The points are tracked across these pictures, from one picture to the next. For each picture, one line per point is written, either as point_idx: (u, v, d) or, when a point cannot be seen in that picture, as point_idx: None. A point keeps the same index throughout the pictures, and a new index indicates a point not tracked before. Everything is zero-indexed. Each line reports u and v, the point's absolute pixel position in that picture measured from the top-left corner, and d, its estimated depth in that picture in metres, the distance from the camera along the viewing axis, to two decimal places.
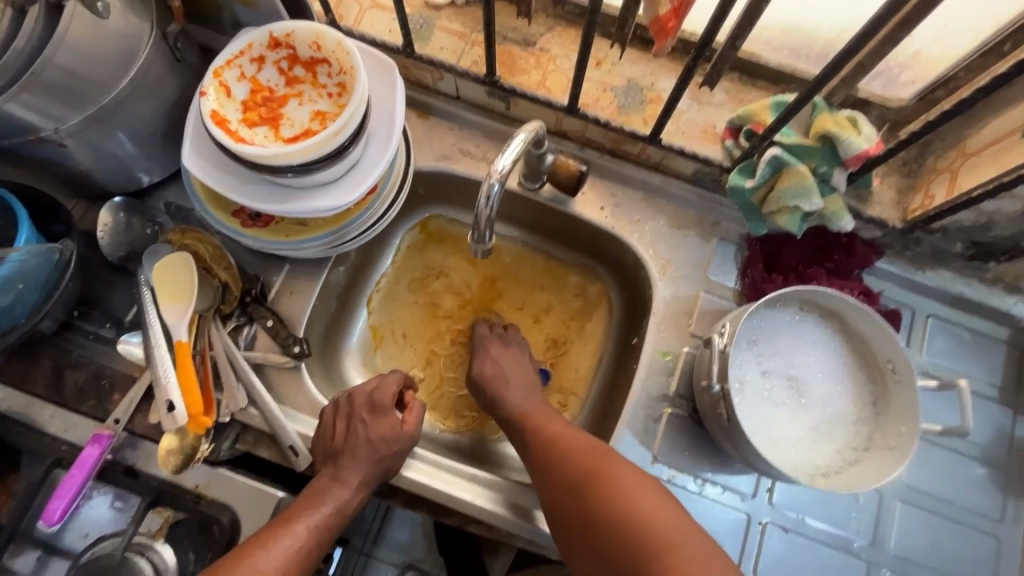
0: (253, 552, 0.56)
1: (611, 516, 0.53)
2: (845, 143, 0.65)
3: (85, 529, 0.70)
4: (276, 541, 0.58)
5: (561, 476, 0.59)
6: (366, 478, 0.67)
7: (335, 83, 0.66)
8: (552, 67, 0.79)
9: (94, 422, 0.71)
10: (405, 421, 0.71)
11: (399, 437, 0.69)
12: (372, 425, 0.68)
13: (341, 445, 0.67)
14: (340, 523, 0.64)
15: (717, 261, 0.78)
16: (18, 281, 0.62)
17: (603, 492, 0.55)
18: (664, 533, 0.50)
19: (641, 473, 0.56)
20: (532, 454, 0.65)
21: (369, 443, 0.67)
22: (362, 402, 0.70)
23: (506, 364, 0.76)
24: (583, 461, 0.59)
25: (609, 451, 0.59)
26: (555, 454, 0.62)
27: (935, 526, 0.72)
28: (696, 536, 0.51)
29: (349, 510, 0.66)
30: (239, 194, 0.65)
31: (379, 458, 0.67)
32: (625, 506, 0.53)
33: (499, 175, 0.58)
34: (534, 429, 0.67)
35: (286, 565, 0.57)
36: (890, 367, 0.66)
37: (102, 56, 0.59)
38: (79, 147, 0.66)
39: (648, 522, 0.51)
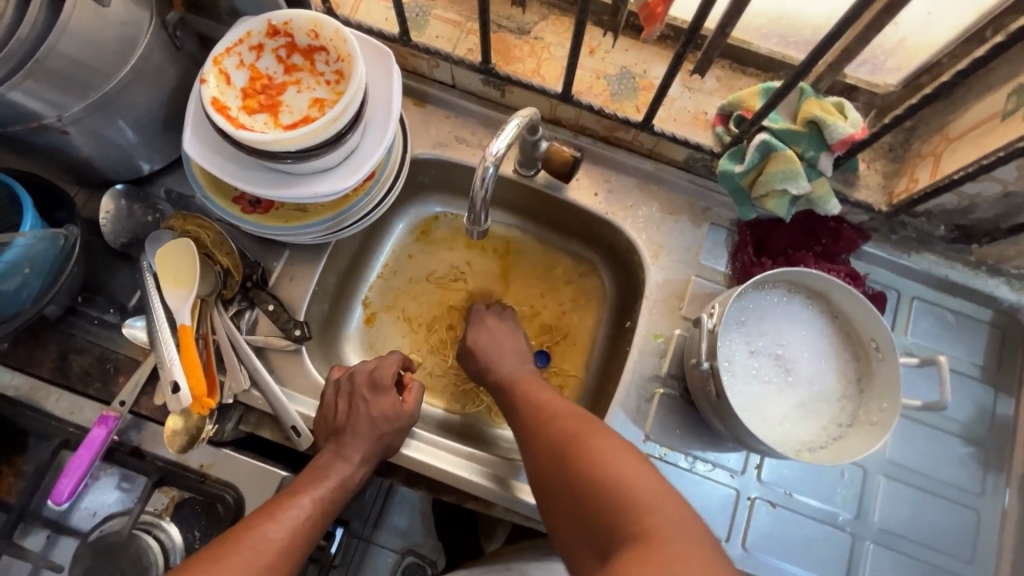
0: (261, 522, 0.58)
1: (591, 479, 0.54)
2: (831, 128, 0.66)
3: (93, 508, 0.72)
4: (281, 513, 0.60)
5: (547, 446, 0.61)
6: (368, 456, 0.68)
7: (333, 71, 0.67)
8: (546, 55, 0.80)
9: (99, 405, 0.73)
10: (405, 400, 0.72)
11: (399, 416, 0.71)
12: (373, 403, 0.70)
13: (343, 422, 0.69)
14: (342, 499, 0.66)
15: (708, 246, 0.80)
16: (25, 265, 0.64)
17: (585, 458, 0.56)
18: (640, 496, 0.51)
19: (624, 442, 0.57)
20: (523, 427, 0.66)
21: (371, 421, 0.69)
22: (363, 381, 0.71)
23: (503, 346, 0.78)
24: (569, 430, 0.60)
25: (595, 422, 0.61)
26: (543, 425, 0.64)
27: (917, 500, 0.74)
28: (673, 500, 0.51)
29: (352, 487, 0.67)
30: (240, 179, 0.66)
31: (380, 435, 0.69)
32: (604, 469, 0.54)
33: (493, 158, 0.59)
34: (527, 401, 0.68)
35: (291, 537, 0.58)
36: (873, 346, 0.68)
37: (103, 44, 0.60)
38: (81, 135, 0.67)
39: (625, 485, 0.52)
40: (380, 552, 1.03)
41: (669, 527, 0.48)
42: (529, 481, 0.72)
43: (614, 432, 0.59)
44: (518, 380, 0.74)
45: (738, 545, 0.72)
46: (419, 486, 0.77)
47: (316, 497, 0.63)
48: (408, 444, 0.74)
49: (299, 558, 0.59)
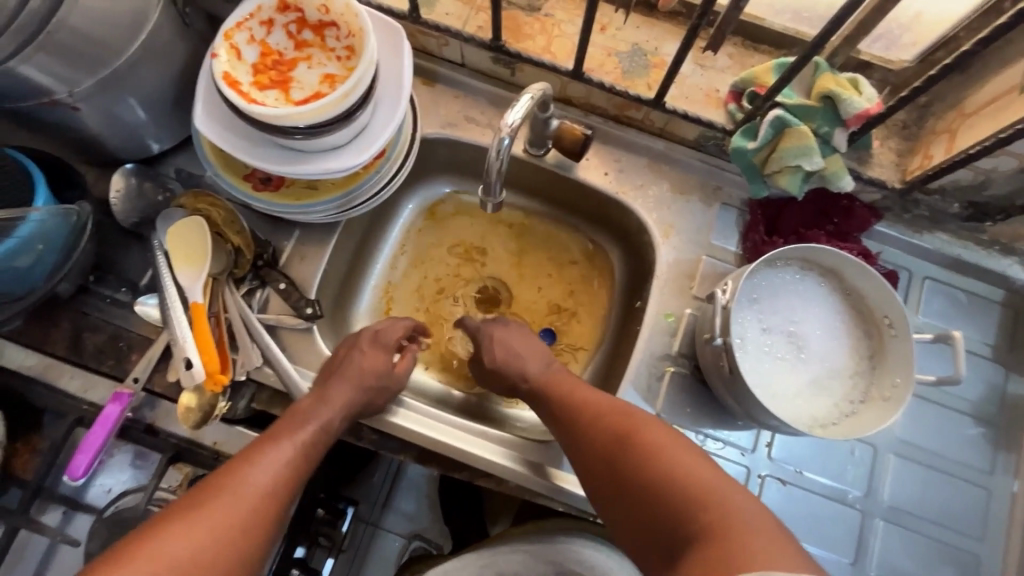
0: (240, 466, 0.56)
1: (648, 474, 0.54)
2: (846, 103, 0.66)
3: (108, 485, 0.76)
4: (262, 455, 0.57)
5: (597, 442, 0.61)
6: (351, 402, 0.66)
7: (343, 46, 0.67)
8: (557, 32, 0.79)
9: (113, 382, 0.72)
10: (398, 364, 0.74)
11: (390, 375, 0.71)
12: (367, 355, 0.70)
13: (334, 369, 0.68)
14: (324, 443, 0.63)
15: (719, 226, 0.80)
16: (38, 243, 0.64)
17: (638, 453, 0.56)
18: (700, 487, 0.51)
19: (673, 434, 0.58)
20: (566, 423, 0.66)
21: (358, 371, 0.68)
22: (367, 336, 0.72)
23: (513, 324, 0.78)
24: (615, 425, 0.61)
25: (641, 415, 0.61)
26: (587, 420, 0.64)
27: (927, 478, 0.74)
28: (732, 487, 0.51)
29: (334, 433, 0.64)
30: (251, 156, 0.66)
31: (366, 386, 0.68)
32: (660, 463, 0.54)
33: (508, 130, 0.59)
34: (566, 394, 0.68)
35: (272, 483, 0.56)
36: (887, 323, 0.68)
37: (113, 18, 0.60)
38: (91, 112, 0.67)
39: (683, 477, 0.52)
40: (387, 537, 1.05)
41: (733, 514, 0.48)
42: (542, 459, 0.73)
43: (661, 424, 0.59)
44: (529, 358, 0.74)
45: None
46: (430, 464, 0.77)
47: (299, 440, 0.61)
48: (397, 412, 0.74)
49: (284, 504, 0.56)
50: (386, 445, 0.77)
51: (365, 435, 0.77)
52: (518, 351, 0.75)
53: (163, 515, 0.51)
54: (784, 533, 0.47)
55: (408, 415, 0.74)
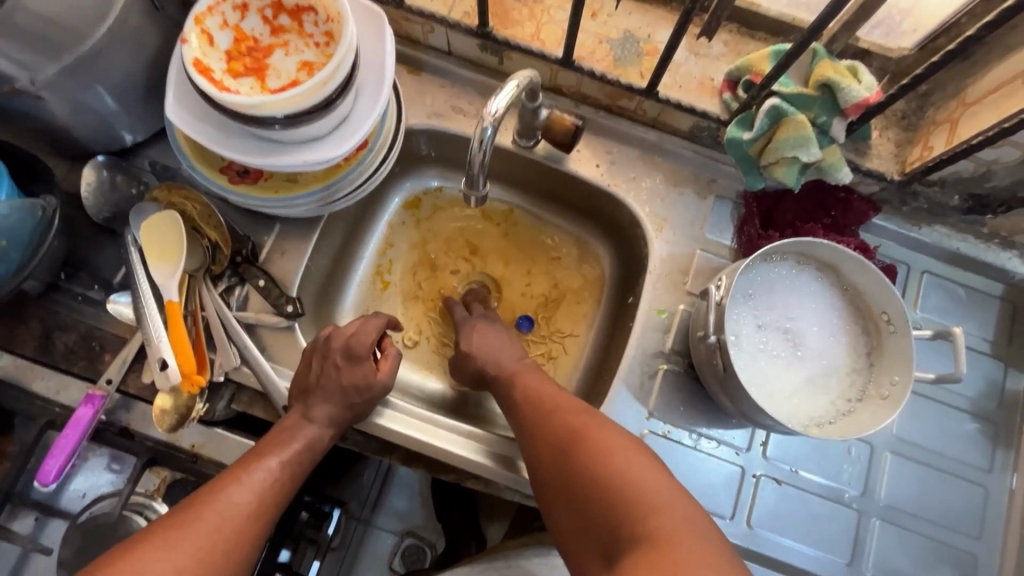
0: (225, 486, 0.56)
1: (598, 476, 0.52)
2: (844, 91, 0.64)
3: (82, 490, 0.71)
4: (246, 475, 0.58)
5: (550, 439, 0.59)
6: (336, 419, 0.66)
7: (322, 32, 0.64)
8: (546, 19, 0.77)
9: (86, 383, 0.70)
10: (380, 368, 0.69)
11: (372, 385, 0.68)
12: (345, 372, 0.66)
13: (313, 384, 0.66)
14: (311, 459, 0.64)
15: (714, 219, 0.78)
16: (2, 237, 0.61)
17: (589, 454, 0.54)
18: (648, 495, 0.50)
19: (629, 437, 0.56)
20: (523, 419, 0.64)
21: (340, 390, 0.66)
22: (339, 346, 0.67)
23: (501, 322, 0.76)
24: (571, 423, 0.58)
25: (599, 415, 0.59)
26: (543, 417, 0.62)
27: (924, 476, 0.73)
28: (680, 498, 0.50)
29: (321, 448, 0.65)
30: (225, 147, 0.63)
31: (349, 404, 0.67)
32: (611, 467, 0.52)
33: (492, 118, 0.56)
34: (527, 392, 0.66)
35: (257, 500, 0.57)
36: (885, 319, 0.67)
37: (76, 0, 0.57)
38: (57, 101, 0.64)
39: (633, 482, 0.51)
40: (380, 535, 1.02)
41: (679, 528, 0.47)
42: None
43: (617, 426, 0.57)
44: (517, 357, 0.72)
45: (742, 523, 0.70)
46: (417, 466, 0.74)
47: (284, 458, 0.61)
48: (383, 414, 0.72)
49: (270, 519, 0.57)
50: (371, 446, 0.75)
51: (349, 436, 0.74)
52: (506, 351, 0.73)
53: (149, 530, 0.52)
54: (730, 553, 0.47)
55: (394, 416, 0.72)
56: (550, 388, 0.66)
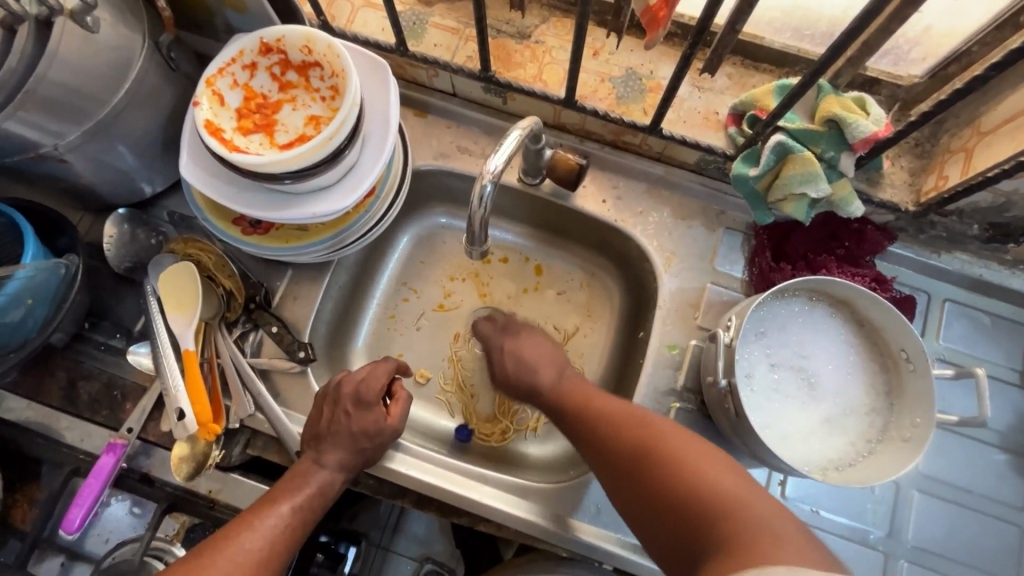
0: (238, 533, 0.57)
1: (673, 484, 0.52)
2: (853, 126, 0.62)
3: (106, 534, 0.73)
4: (259, 522, 0.58)
5: (617, 454, 0.58)
6: (346, 464, 0.66)
7: (328, 86, 0.66)
8: (548, 59, 0.77)
9: (108, 431, 0.72)
10: (389, 413, 0.70)
11: (382, 430, 0.68)
12: (355, 417, 0.67)
13: (324, 429, 0.67)
14: (323, 505, 0.64)
15: (724, 251, 0.77)
16: (27, 296, 0.63)
17: (665, 463, 0.54)
18: (725, 497, 0.49)
19: (698, 443, 0.56)
20: (583, 434, 0.63)
21: (350, 436, 0.66)
22: (349, 392, 0.68)
23: (528, 343, 0.73)
24: (635, 433, 0.58)
25: (663, 424, 0.58)
26: (607, 429, 0.61)
27: (953, 515, 0.70)
28: (761, 497, 0.50)
29: (332, 493, 0.66)
30: (238, 202, 0.65)
31: (360, 449, 0.67)
32: (688, 474, 0.52)
33: (491, 174, 0.56)
34: (581, 400, 0.65)
35: (269, 547, 0.57)
36: (903, 356, 0.64)
37: (96, 70, 0.59)
38: (80, 162, 0.66)
39: (709, 490, 0.50)
40: (399, 561, 0.99)
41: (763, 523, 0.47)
42: (540, 502, 0.70)
43: (684, 433, 0.57)
44: (553, 375, 0.69)
45: None
46: (430, 509, 0.74)
47: (296, 504, 0.62)
48: (394, 458, 0.72)
49: (278, 568, 0.58)
50: (383, 489, 0.75)
51: (362, 479, 0.75)
52: (538, 369, 0.70)
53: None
54: (826, 555, 0.45)
55: (404, 459, 0.72)
56: (596, 398, 0.65)
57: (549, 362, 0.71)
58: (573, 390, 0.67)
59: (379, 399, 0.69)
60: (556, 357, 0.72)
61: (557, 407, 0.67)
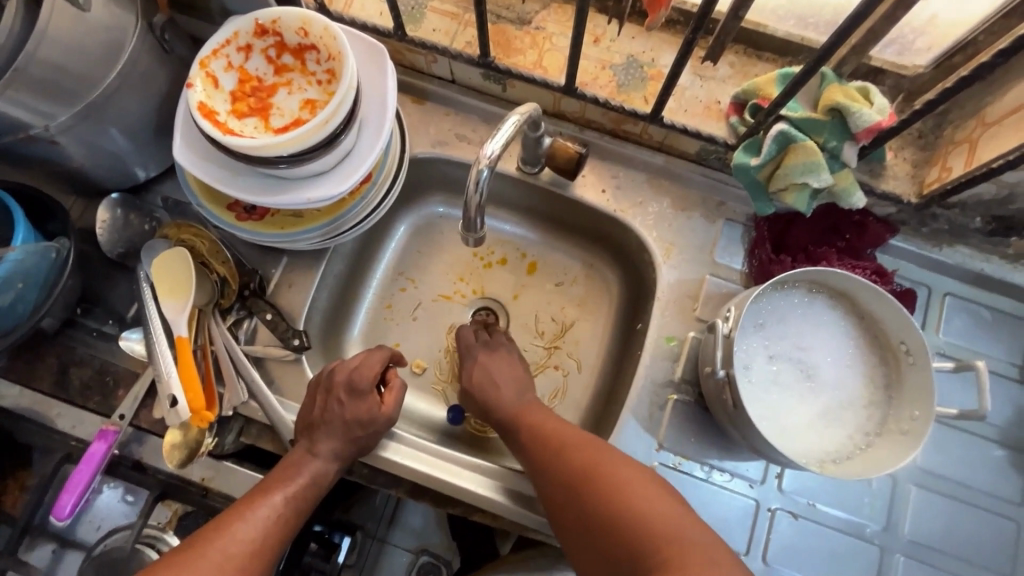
0: (230, 523, 0.56)
1: (609, 513, 0.51)
2: (856, 115, 0.62)
3: (97, 522, 0.72)
4: (251, 512, 0.58)
5: (561, 478, 0.57)
6: (340, 453, 0.66)
7: (323, 70, 0.64)
8: (548, 46, 0.76)
9: (100, 418, 0.71)
10: (384, 402, 0.69)
11: (376, 419, 0.67)
12: (349, 406, 0.66)
13: (317, 418, 0.66)
14: (316, 494, 0.64)
15: (723, 243, 0.76)
16: (18, 280, 0.63)
17: (606, 487, 0.53)
18: (661, 526, 0.49)
19: (642, 470, 0.55)
20: (532, 458, 0.62)
21: (343, 425, 0.65)
22: (342, 380, 0.67)
23: (498, 367, 0.73)
24: (579, 457, 0.57)
25: (609, 450, 0.57)
26: (556, 451, 0.60)
27: (950, 510, 0.70)
28: (695, 529, 0.49)
29: (325, 483, 0.65)
30: (231, 187, 0.64)
31: (354, 438, 0.66)
32: (626, 504, 0.51)
33: (487, 160, 0.56)
34: (532, 427, 0.64)
35: (261, 537, 0.57)
36: (903, 349, 0.64)
37: (87, 50, 0.58)
38: (72, 144, 0.65)
39: (645, 519, 0.49)
40: (395, 552, 1.01)
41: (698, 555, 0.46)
42: (535, 492, 0.70)
43: (628, 459, 0.56)
44: (514, 396, 0.70)
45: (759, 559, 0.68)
46: (424, 499, 0.74)
47: (289, 494, 0.61)
48: (388, 447, 0.72)
49: (271, 558, 0.57)
50: (378, 479, 0.74)
51: (356, 469, 0.74)
52: (501, 390, 0.70)
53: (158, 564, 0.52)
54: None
55: (399, 448, 0.72)
56: (547, 424, 0.64)
57: (512, 385, 0.71)
58: (528, 412, 0.67)
59: (372, 387, 0.68)
60: (521, 377, 0.73)
61: (510, 427, 0.67)
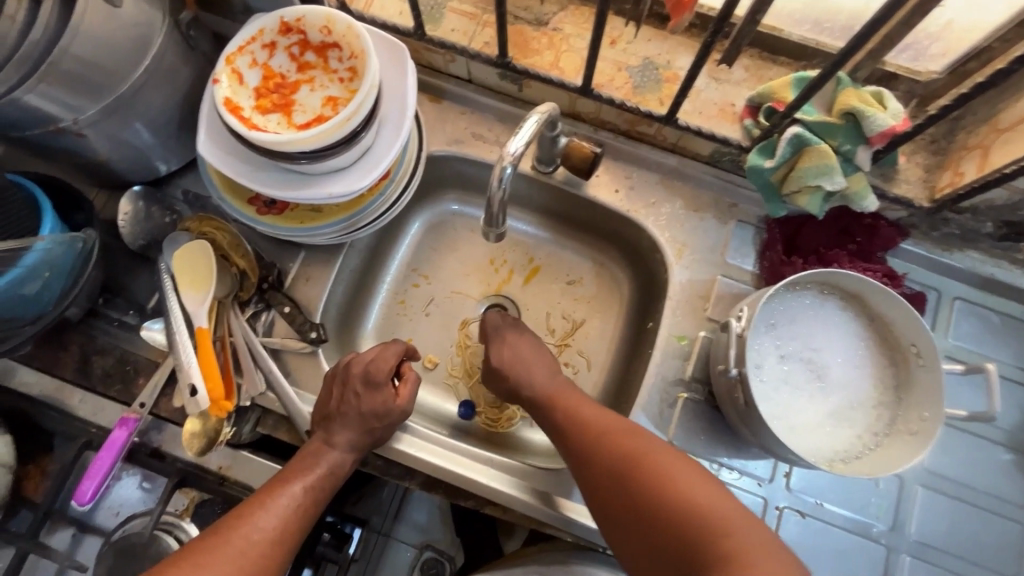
0: (251, 511, 0.58)
1: (660, 502, 0.52)
2: (870, 120, 0.62)
3: (116, 507, 0.73)
4: (271, 501, 0.59)
5: (605, 468, 0.58)
6: (357, 444, 0.67)
7: (346, 68, 0.65)
8: (565, 47, 0.77)
9: (121, 406, 0.73)
10: (399, 394, 0.70)
11: (391, 411, 0.69)
12: (365, 399, 0.67)
13: (334, 410, 0.67)
14: (334, 484, 0.65)
15: (735, 244, 0.77)
16: (45, 270, 0.64)
17: (653, 479, 0.54)
18: (715, 517, 0.49)
19: (686, 461, 0.55)
20: (571, 447, 0.62)
21: (359, 416, 0.66)
22: (358, 373, 0.68)
23: (526, 348, 0.73)
24: (623, 446, 0.58)
25: (651, 441, 0.58)
26: (597, 441, 0.60)
27: (956, 511, 0.71)
28: (747, 521, 0.49)
29: (342, 473, 0.66)
30: (254, 181, 0.65)
31: (370, 430, 0.67)
32: (676, 495, 0.52)
33: (511, 158, 0.57)
34: (568, 414, 0.65)
35: (281, 525, 0.58)
36: (914, 351, 0.65)
37: (117, 45, 0.60)
38: (98, 137, 0.67)
39: (698, 510, 0.50)
40: (399, 547, 1.01)
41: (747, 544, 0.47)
42: (547, 486, 0.71)
43: (671, 449, 0.57)
44: (546, 375, 0.70)
45: None
46: (436, 491, 0.75)
47: (307, 484, 0.62)
48: (402, 439, 0.73)
49: (291, 547, 0.58)
50: (391, 471, 0.76)
51: (370, 460, 0.76)
52: (534, 368, 0.71)
53: (182, 552, 0.53)
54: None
55: (412, 441, 0.73)
56: (583, 410, 0.65)
57: (543, 365, 0.72)
58: (561, 396, 0.67)
59: (388, 379, 0.69)
60: (548, 358, 0.73)
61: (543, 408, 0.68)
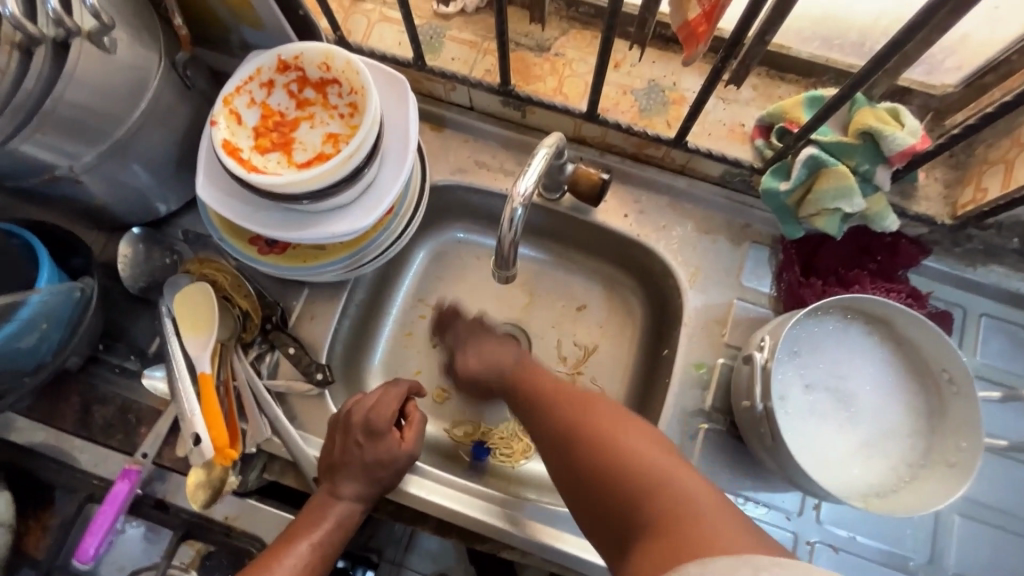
0: None
1: (602, 463, 0.50)
2: (890, 140, 0.61)
3: (120, 562, 0.69)
4: (276, 565, 0.57)
5: (551, 433, 0.56)
6: (364, 494, 0.64)
7: (346, 104, 0.64)
8: (568, 72, 0.76)
9: (123, 456, 0.71)
10: (404, 439, 0.67)
11: (397, 457, 0.66)
12: (368, 448, 0.64)
13: (339, 460, 0.64)
14: (342, 537, 0.63)
15: (750, 266, 0.75)
16: (41, 321, 0.62)
17: (596, 441, 0.52)
18: (654, 472, 0.48)
19: (632, 423, 0.54)
20: (524, 413, 0.61)
21: (364, 466, 0.64)
22: (359, 421, 0.66)
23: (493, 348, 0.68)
24: (566, 411, 0.56)
25: (601, 403, 0.56)
26: (542, 406, 0.59)
27: (996, 540, 0.67)
28: (691, 474, 0.48)
29: (352, 524, 0.64)
30: (255, 223, 0.63)
31: (376, 478, 0.65)
32: (621, 455, 0.50)
33: (521, 198, 0.55)
34: (518, 376, 0.63)
35: None
36: (946, 378, 0.62)
37: (112, 90, 0.58)
38: (96, 182, 0.65)
39: (639, 469, 0.49)
40: None
41: (686, 504, 0.45)
42: (568, 529, 0.68)
43: (615, 409, 0.55)
44: (512, 357, 0.66)
45: None
46: (449, 534, 0.72)
47: (314, 541, 0.60)
48: (412, 482, 0.70)
49: None
50: (403, 515, 0.73)
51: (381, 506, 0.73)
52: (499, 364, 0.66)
53: None
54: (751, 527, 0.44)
55: (423, 483, 0.70)
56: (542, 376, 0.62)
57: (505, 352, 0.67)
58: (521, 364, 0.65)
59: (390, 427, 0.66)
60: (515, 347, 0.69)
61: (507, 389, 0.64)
